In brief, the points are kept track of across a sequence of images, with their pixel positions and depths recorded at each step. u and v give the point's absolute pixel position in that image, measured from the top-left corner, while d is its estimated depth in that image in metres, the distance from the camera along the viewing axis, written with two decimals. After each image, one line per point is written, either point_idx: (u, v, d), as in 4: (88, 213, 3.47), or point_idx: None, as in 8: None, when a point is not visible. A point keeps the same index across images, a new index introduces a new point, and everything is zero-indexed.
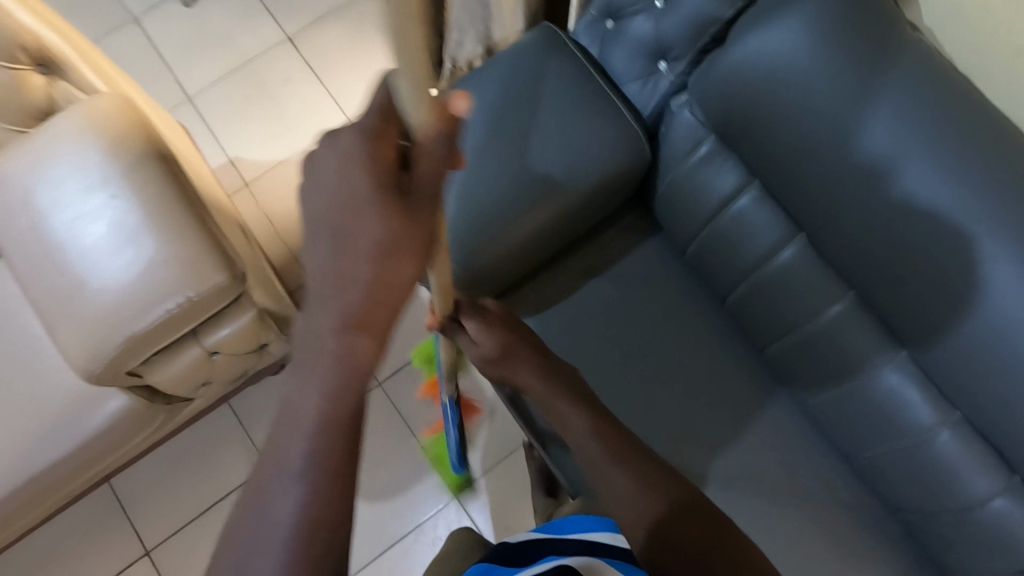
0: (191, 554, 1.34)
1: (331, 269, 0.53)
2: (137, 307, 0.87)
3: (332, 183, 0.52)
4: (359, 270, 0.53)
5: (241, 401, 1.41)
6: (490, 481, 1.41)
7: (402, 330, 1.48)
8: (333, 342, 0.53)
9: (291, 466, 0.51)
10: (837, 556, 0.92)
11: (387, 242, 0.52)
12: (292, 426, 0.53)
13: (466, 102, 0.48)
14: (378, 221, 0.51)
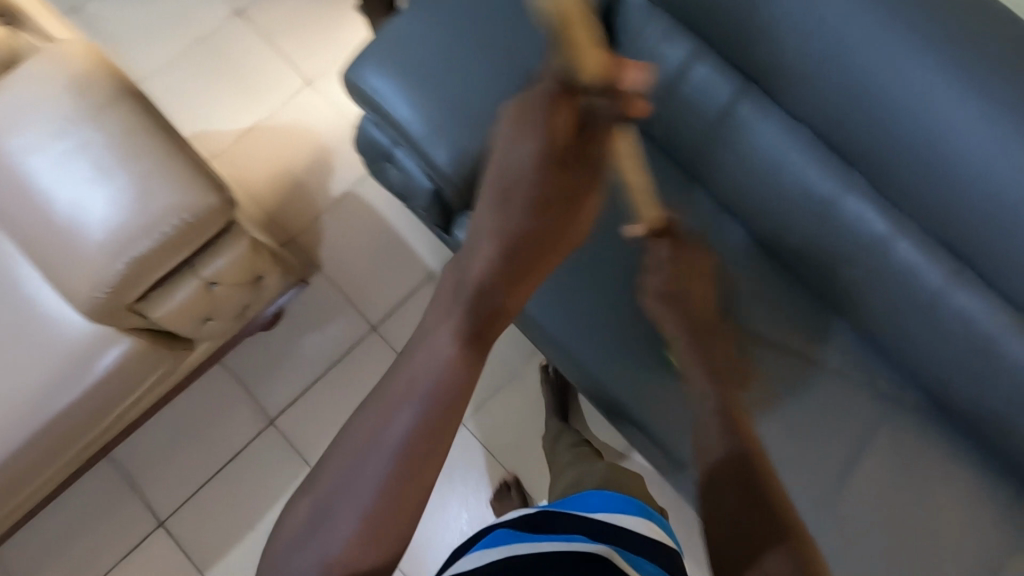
0: (207, 517, 1.34)
1: (488, 240, 0.55)
2: (133, 234, 0.88)
3: (507, 156, 0.53)
4: (510, 244, 0.54)
5: (238, 364, 1.42)
6: (493, 406, 1.45)
7: (389, 275, 1.50)
8: (469, 304, 0.56)
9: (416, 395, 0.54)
10: (821, 387, 1.00)
11: (549, 220, 0.54)
12: (410, 376, 0.55)
13: (639, 73, 0.49)
14: (541, 189, 0.52)
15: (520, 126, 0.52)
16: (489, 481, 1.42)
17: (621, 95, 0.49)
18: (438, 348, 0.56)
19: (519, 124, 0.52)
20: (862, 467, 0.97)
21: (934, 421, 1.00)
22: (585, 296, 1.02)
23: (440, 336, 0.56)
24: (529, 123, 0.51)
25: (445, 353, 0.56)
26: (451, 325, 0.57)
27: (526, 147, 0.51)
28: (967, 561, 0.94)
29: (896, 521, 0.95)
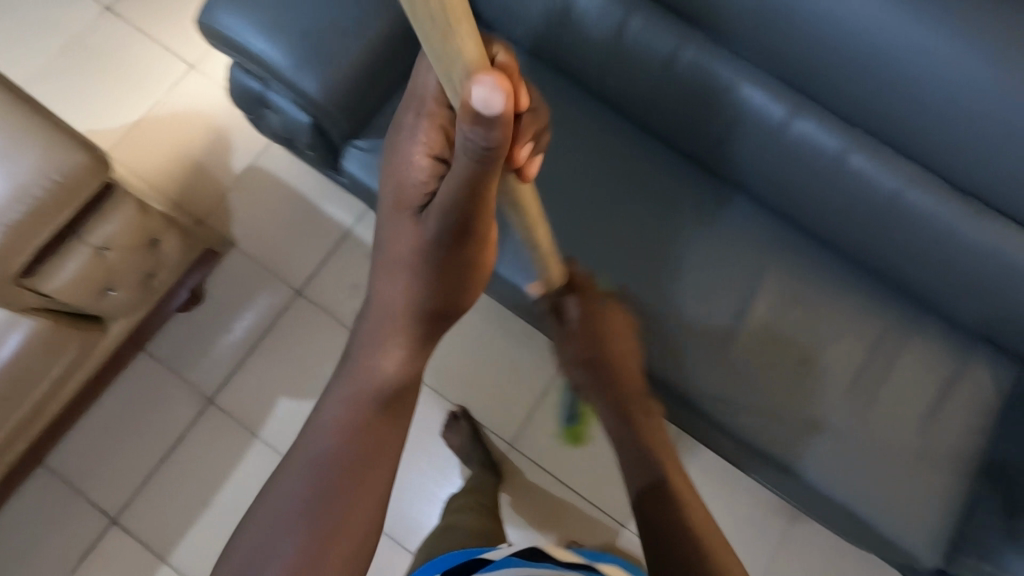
0: (160, 505, 1.34)
1: (385, 264, 0.63)
2: (0, 202, 0.86)
3: (397, 186, 0.63)
4: (409, 274, 0.62)
5: (167, 351, 1.42)
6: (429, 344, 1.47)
7: (304, 238, 1.50)
8: (378, 339, 0.65)
9: (316, 456, 0.59)
10: (713, 243, 1.06)
11: (438, 257, 0.60)
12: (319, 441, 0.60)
13: (485, 91, 0.38)
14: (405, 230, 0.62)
15: (408, 159, 0.62)
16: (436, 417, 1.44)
17: (474, 115, 0.40)
18: (336, 417, 0.61)
19: (409, 157, 0.62)
20: (754, 306, 1.03)
21: (811, 253, 1.08)
22: None
23: (342, 395, 0.63)
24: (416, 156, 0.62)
25: (339, 412, 0.62)
26: (372, 355, 0.65)
27: (411, 175, 0.62)
28: (851, 369, 1.01)
29: (793, 346, 1.02)
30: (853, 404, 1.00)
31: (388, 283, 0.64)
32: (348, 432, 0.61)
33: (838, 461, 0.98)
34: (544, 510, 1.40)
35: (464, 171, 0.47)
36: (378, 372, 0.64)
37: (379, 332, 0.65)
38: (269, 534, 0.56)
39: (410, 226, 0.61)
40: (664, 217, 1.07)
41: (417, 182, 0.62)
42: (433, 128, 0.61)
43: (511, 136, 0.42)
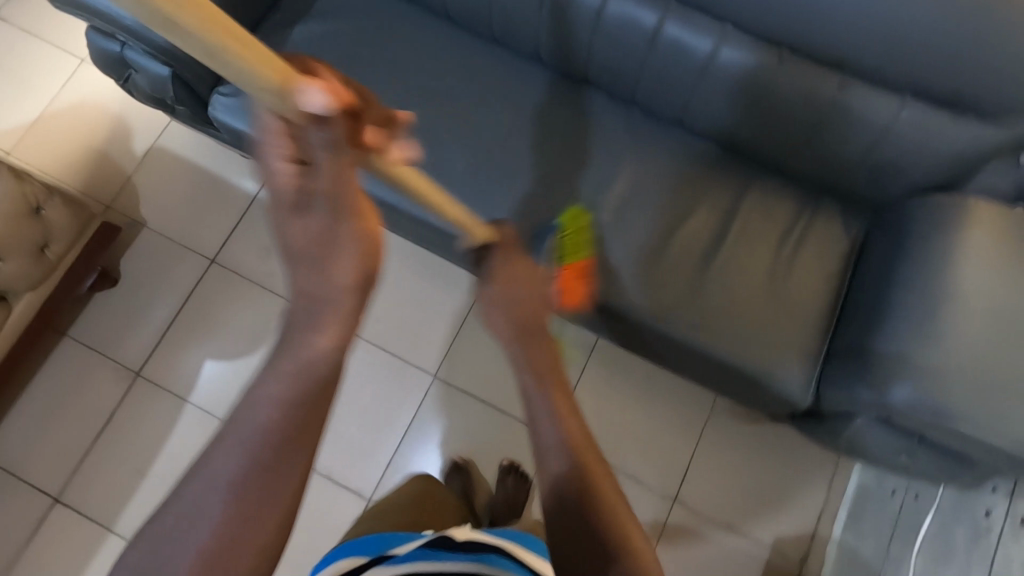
0: (100, 480, 1.38)
1: (304, 276, 0.55)
2: None
3: (276, 203, 0.54)
4: (326, 261, 0.54)
5: (90, 334, 1.46)
6: None
7: (212, 210, 1.54)
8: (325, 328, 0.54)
9: (247, 434, 0.50)
10: (573, 136, 1.13)
11: (348, 236, 0.54)
12: (247, 417, 0.50)
13: (313, 96, 0.46)
14: (319, 220, 0.54)
15: (270, 177, 0.54)
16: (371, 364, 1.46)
17: (314, 118, 0.47)
18: (271, 392, 0.51)
19: (268, 176, 0.54)
20: (614, 187, 1.10)
21: (668, 134, 1.15)
22: None
23: (282, 368, 0.52)
24: (270, 175, 0.53)
25: (278, 387, 0.51)
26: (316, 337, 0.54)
27: (278, 189, 0.53)
28: (710, 237, 1.08)
29: (652, 219, 1.09)
30: (712, 267, 1.06)
31: (309, 275, 0.55)
32: (291, 411, 0.51)
33: (704, 322, 1.03)
34: (477, 438, 1.42)
35: (326, 167, 0.51)
36: (316, 355, 0.53)
37: (308, 317, 0.54)
38: (199, 506, 0.48)
39: (308, 224, 0.54)
40: (516, 123, 1.13)
41: (288, 190, 0.53)
42: (273, 145, 0.51)
43: (352, 130, 0.50)
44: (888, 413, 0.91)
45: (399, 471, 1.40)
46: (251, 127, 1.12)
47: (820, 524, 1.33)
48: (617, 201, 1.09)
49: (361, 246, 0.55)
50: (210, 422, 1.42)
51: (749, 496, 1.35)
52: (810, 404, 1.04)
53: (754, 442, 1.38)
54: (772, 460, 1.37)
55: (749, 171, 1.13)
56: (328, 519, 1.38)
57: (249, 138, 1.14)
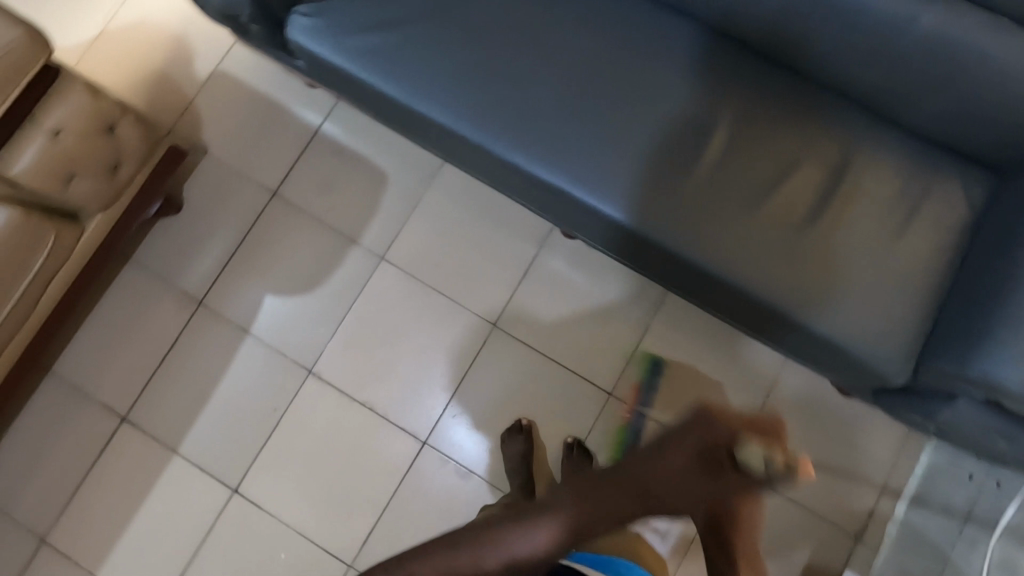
0: (164, 402, 1.41)
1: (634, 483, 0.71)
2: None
3: (677, 448, 0.70)
4: (664, 499, 0.71)
5: (152, 259, 1.46)
6: (409, 234, 1.46)
7: (275, 140, 1.50)
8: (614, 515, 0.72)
9: (519, 547, 0.72)
10: (670, 74, 1.05)
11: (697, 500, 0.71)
12: (528, 539, 0.72)
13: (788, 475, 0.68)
14: (689, 481, 0.69)
15: (695, 438, 0.70)
16: (435, 311, 1.43)
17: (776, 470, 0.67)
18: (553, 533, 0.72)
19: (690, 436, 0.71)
20: (711, 134, 1.02)
21: (773, 79, 1.06)
22: (429, 56, 1.05)
23: (567, 522, 0.72)
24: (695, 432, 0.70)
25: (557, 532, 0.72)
26: (609, 514, 0.72)
27: (697, 446, 0.69)
28: (833, 210, 0.99)
29: (753, 173, 1.01)
30: (815, 228, 0.99)
31: (641, 490, 0.71)
32: (553, 549, 0.72)
33: (797, 282, 0.97)
34: (534, 389, 1.40)
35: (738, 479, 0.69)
36: (593, 525, 0.72)
37: (615, 502, 0.72)
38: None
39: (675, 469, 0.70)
40: (608, 61, 1.06)
41: (705, 456, 0.69)
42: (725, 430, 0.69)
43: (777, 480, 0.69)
44: (998, 394, 0.86)
45: (455, 417, 1.40)
46: (328, 49, 1.06)
47: (880, 503, 1.28)
48: (714, 150, 1.02)
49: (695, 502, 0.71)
50: (270, 355, 1.43)
51: (809, 469, 1.31)
52: (906, 380, 0.97)
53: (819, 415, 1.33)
54: (837, 434, 1.32)
55: (862, 125, 1.04)
56: (385, 458, 1.39)
57: (324, 62, 1.08)
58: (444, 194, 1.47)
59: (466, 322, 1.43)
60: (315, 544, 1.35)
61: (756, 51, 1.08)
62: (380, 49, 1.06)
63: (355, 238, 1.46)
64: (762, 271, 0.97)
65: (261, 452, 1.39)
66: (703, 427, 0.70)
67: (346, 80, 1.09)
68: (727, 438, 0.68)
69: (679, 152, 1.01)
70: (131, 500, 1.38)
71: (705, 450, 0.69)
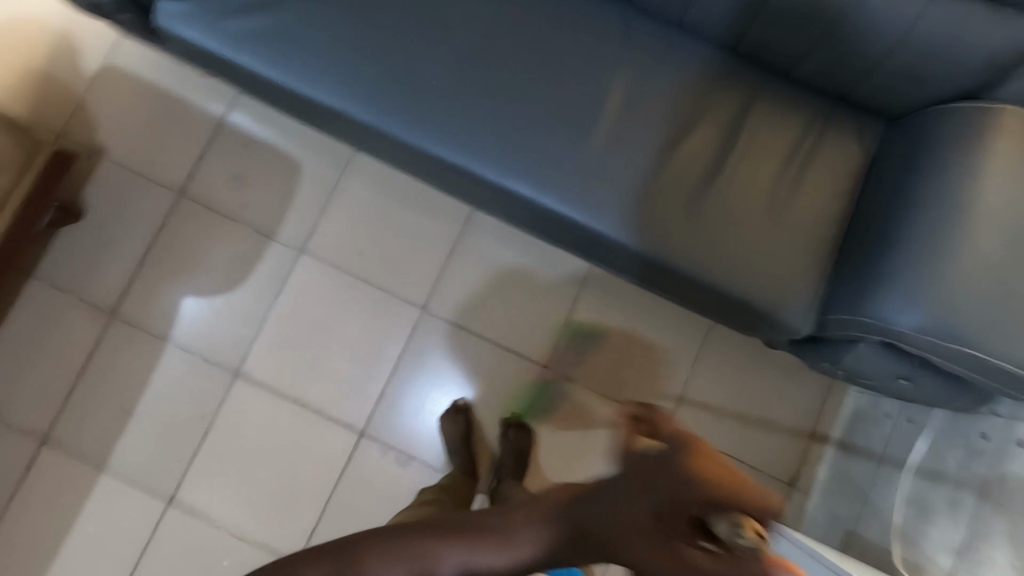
0: (85, 419, 1.36)
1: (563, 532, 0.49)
2: None
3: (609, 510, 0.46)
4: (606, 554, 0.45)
5: (56, 272, 1.39)
6: (327, 222, 1.42)
7: (175, 134, 1.43)
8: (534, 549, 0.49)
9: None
10: (562, 38, 1.03)
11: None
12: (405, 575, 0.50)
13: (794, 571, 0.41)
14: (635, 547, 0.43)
15: (634, 501, 0.44)
16: (362, 298, 1.41)
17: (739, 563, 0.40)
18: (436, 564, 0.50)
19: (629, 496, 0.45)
20: (608, 99, 1.00)
21: (667, 38, 1.05)
22: (311, 36, 1.01)
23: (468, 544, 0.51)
24: (638, 481, 0.44)
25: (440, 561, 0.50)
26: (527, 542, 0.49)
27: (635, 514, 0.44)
28: (733, 165, 0.99)
29: (651, 135, 1.00)
30: (716, 186, 0.99)
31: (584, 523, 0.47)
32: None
33: (700, 241, 0.97)
34: (469, 370, 1.39)
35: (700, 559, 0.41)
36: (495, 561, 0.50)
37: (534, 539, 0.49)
38: None
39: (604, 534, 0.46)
40: (499, 29, 1.03)
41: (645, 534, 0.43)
42: (674, 496, 0.42)
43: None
44: (890, 337, 0.87)
45: (391, 406, 1.39)
46: (202, 34, 1.01)
47: (808, 448, 1.34)
48: (612, 115, 1.00)
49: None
50: (193, 360, 1.38)
51: (741, 422, 1.35)
52: (810, 329, 0.99)
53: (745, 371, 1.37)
54: (764, 385, 1.36)
55: (757, 79, 1.04)
56: (322, 454, 1.37)
57: (201, 49, 1.02)
58: (361, 180, 1.43)
59: (395, 308, 1.40)
60: (260, 547, 1.34)
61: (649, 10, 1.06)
62: (257, 32, 1.00)
63: (272, 232, 1.41)
64: (667, 233, 0.97)
65: (193, 460, 1.36)
66: (648, 484, 0.44)
67: (225, 67, 1.04)
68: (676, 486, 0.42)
69: (575, 120, 1.00)
70: (62, 523, 1.34)
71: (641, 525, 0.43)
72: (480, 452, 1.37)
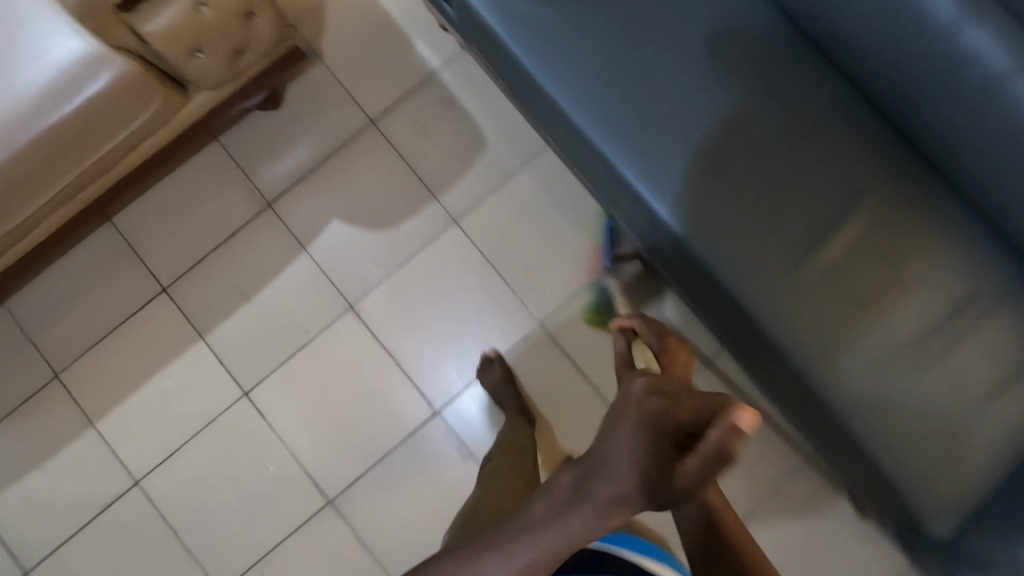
0: (205, 288, 1.42)
1: (597, 503, 0.63)
2: (66, 71, 0.99)
3: (614, 470, 0.62)
4: (624, 477, 0.61)
5: (236, 145, 1.45)
6: (488, 206, 1.43)
7: (388, 67, 1.46)
8: (582, 511, 0.63)
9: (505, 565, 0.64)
10: (822, 146, 0.99)
11: (670, 484, 0.59)
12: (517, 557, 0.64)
13: (749, 417, 0.56)
14: (646, 455, 0.60)
15: (632, 442, 0.61)
16: (491, 289, 1.42)
17: (731, 445, 0.56)
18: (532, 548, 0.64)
19: (626, 441, 0.62)
20: (847, 226, 0.96)
21: (927, 189, 0.99)
22: (586, 49, 1.00)
23: (547, 532, 0.64)
24: (632, 425, 0.61)
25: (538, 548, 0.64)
26: (580, 516, 0.63)
27: (641, 458, 0.60)
28: (941, 343, 0.94)
29: (875, 283, 0.95)
30: (914, 356, 0.94)
31: (609, 479, 0.62)
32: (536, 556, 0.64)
33: (875, 403, 0.93)
34: (556, 398, 1.39)
35: (703, 459, 0.56)
36: (572, 534, 0.64)
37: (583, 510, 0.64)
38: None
39: (626, 486, 0.61)
40: (766, 111, 0.99)
41: (654, 460, 0.59)
42: (662, 421, 0.60)
43: (731, 458, 0.56)
44: None
45: (472, 397, 1.40)
46: (489, 9, 1.01)
47: None
48: (845, 245, 0.96)
49: (661, 480, 0.59)
50: (318, 277, 1.42)
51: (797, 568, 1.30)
52: (941, 534, 0.95)
53: (814, 513, 1.35)
54: None
55: (999, 268, 0.98)
56: (395, 413, 1.39)
57: (479, 19, 1.03)
58: (538, 178, 1.44)
59: (517, 311, 1.41)
60: (305, 471, 1.38)
61: (917, 153, 1.01)
62: (538, 25, 1.00)
63: (436, 193, 1.44)
64: (847, 381, 0.93)
65: (280, 366, 1.40)
66: (641, 420, 0.61)
67: (490, 41, 1.05)
68: (647, 393, 0.62)
69: (803, 234, 0.96)
70: (146, 369, 1.41)
71: (647, 455, 0.60)
72: (544, 446, 1.39)
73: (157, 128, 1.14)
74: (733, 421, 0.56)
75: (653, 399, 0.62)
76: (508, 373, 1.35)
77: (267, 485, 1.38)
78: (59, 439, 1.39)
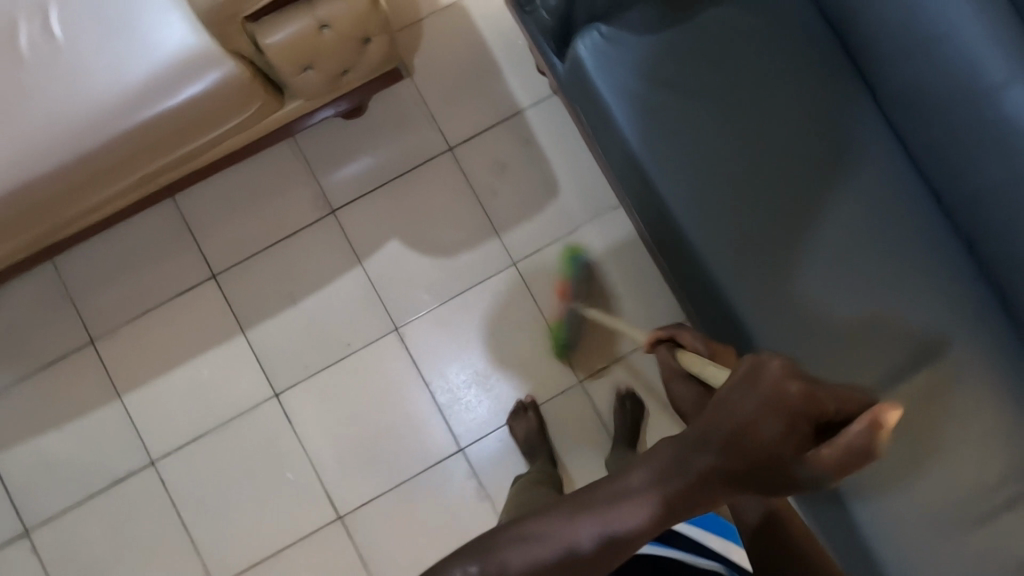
0: (254, 283, 1.41)
1: (691, 476, 0.56)
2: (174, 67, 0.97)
3: (728, 441, 0.53)
4: (737, 455, 0.53)
5: (311, 147, 1.44)
6: (550, 254, 1.43)
7: (476, 98, 1.45)
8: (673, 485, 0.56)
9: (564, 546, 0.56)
10: (912, 286, 0.98)
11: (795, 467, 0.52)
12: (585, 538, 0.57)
13: (895, 413, 0.50)
14: (775, 433, 0.52)
15: (749, 407, 0.53)
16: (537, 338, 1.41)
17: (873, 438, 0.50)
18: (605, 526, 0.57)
19: (743, 410, 0.53)
20: (922, 374, 0.96)
21: (1007, 347, 0.98)
22: (697, 145, 0.99)
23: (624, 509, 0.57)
24: (747, 397, 0.53)
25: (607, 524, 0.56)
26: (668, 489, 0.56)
27: (763, 430, 0.52)
28: (996, 506, 0.94)
29: (902, 386, 0.96)
30: (966, 514, 0.93)
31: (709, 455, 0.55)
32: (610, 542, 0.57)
33: (920, 555, 0.92)
34: (581, 459, 1.39)
35: (839, 450, 0.50)
36: (648, 513, 0.56)
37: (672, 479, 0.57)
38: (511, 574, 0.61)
39: (726, 466, 0.54)
40: (863, 240, 0.99)
41: (780, 441, 0.51)
42: (792, 406, 0.51)
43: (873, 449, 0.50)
44: None
45: (499, 441, 1.39)
46: (608, 84, 1.00)
47: None
48: (882, 344, 0.96)
49: (784, 466, 0.52)
50: (369, 294, 1.41)
51: None
52: None
53: None
54: None
55: None
56: (421, 443, 1.39)
57: (594, 92, 1.01)
58: (604, 237, 1.43)
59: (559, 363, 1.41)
60: (322, 484, 1.37)
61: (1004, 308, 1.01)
62: (654, 109, 0.99)
63: (500, 232, 1.43)
64: (897, 528, 0.92)
65: (316, 375, 1.40)
66: (764, 397, 0.52)
67: (600, 116, 1.03)
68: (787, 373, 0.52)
69: (880, 371, 0.95)
70: (183, 353, 1.40)
71: (768, 432, 0.52)
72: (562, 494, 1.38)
73: (247, 127, 1.13)
74: (886, 418, 0.50)
75: (793, 376, 0.53)
76: (540, 420, 1.37)
77: (281, 491, 1.37)
78: (84, 407, 1.39)
